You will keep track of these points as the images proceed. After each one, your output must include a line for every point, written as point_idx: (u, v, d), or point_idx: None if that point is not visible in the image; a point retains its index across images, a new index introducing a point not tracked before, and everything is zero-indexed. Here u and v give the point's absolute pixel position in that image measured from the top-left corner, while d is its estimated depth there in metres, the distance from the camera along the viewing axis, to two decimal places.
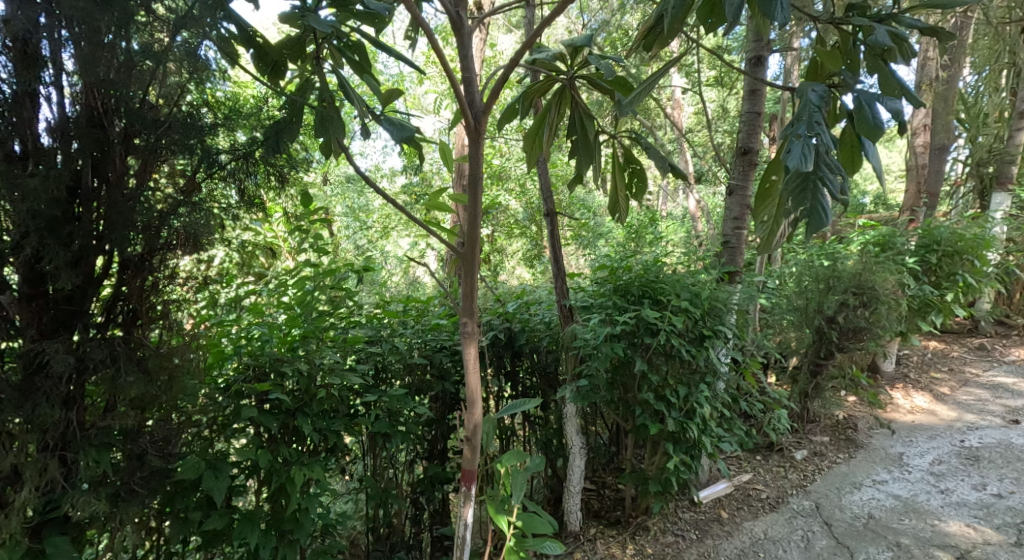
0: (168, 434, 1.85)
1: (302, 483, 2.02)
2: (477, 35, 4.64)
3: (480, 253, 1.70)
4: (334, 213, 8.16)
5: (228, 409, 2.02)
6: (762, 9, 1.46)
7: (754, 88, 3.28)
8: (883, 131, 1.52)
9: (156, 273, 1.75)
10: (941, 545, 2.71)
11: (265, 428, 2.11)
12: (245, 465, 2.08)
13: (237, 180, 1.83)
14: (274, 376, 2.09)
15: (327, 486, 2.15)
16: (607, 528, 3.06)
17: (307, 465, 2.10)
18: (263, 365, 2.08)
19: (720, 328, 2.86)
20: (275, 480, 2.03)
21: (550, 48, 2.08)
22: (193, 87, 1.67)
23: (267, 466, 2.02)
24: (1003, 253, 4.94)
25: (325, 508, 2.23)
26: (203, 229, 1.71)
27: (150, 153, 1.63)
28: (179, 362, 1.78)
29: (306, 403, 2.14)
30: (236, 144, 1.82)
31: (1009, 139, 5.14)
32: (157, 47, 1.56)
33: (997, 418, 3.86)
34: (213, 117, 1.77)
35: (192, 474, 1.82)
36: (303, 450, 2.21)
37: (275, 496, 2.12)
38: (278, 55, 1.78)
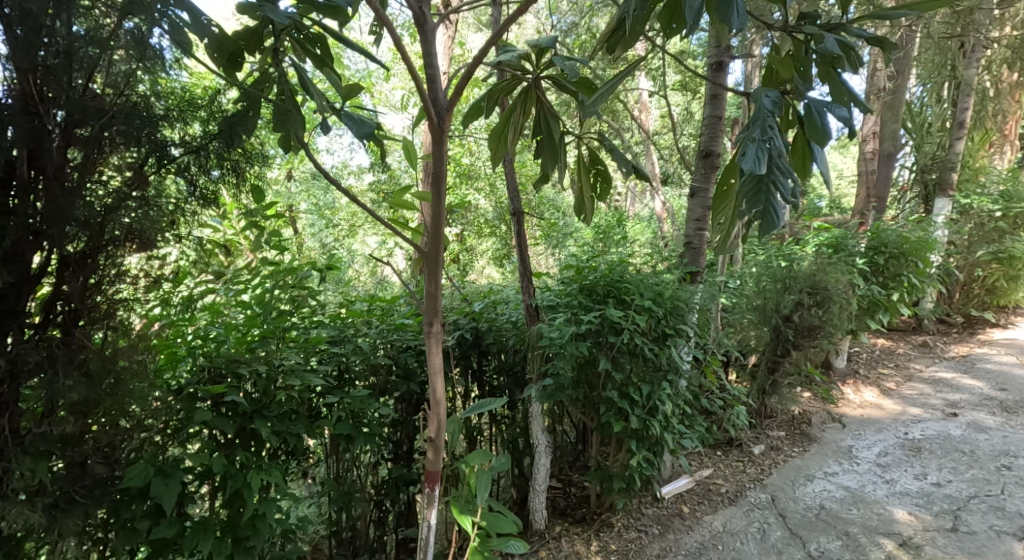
0: (113, 440, 1.82)
1: (259, 488, 2.00)
2: (444, 34, 4.63)
3: (444, 254, 1.72)
4: (299, 211, 8.03)
5: (181, 413, 1.99)
6: (719, 15, 1.51)
7: (715, 93, 3.37)
8: (830, 137, 1.60)
9: (101, 272, 1.71)
10: (886, 533, 2.84)
11: (220, 432, 2.08)
12: (198, 471, 2.04)
13: (189, 177, 1.80)
14: (231, 378, 2.07)
15: (287, 490, 2.13)
16: (572, 526, 3.10)
17: (265, 469, 2.08)
18: (219, 366, 2.06)
19: (681, 327, 2.94)
20: (231, 485, 2.00)
21: (516, 48, 2.05)
22: (145, 75, 1.66)
23: (221, 471, 1.99)
24: (944, 256, 5.23)
25: (284, 513, 2.20)
26: (151, 226, 1.71)
27: (94, 146, 1.60)
28: (125, 364, 1.77)
29: (264, 405, 2.12)
30: (189, 135, 1.79)
31: (951, 147, 5.40)
32: (103, 32, 1.53)
33: (937, 411, 4.05)
34: (165, 106, 1.74)
35: (139, 481, 1.79)
36: (263, 454, 2.19)
37: (232, 502, 2.09)
38: (234, 46, 1.71)
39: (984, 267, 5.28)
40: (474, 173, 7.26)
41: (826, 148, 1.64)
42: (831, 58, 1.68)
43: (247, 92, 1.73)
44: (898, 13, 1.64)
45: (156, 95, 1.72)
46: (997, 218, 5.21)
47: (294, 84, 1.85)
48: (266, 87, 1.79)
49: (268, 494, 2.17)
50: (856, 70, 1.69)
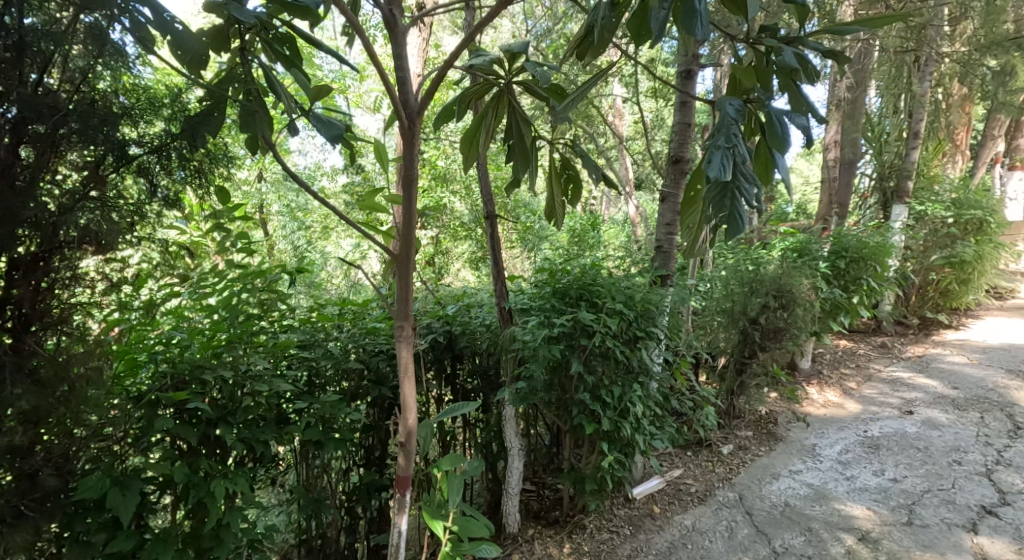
0: (66, 450, 1.76)
1: (223, 497, 1.98)
2: (418, 36, 4.62)
3: (415, 257, 1.73)
4: (271, 212, 7.91)
5: (140, 421, 1.97)
6: (685, 25, 1.56)
7: (685, 100, 3.45)
8: (789, 144, 1.68)
9: (54, 274, 1.66)
10: (847, 528, 2.93)
11: (182, 440, 2.06)
12: (159, 480, 2.02)
13: (151, 177, 1.81)
14: (195, 384, 2.05)
15: (253, 500, 2.10)
16: (545, 528, 3.12)
17: (229, 478, 2.06)
18: (182, 373, 2.04)
19: (652, 330, 2.99)
20: (193, 495, 1.98)
21: (488, 53, 2.08)
22: (104, 71, 1.64)
23: (184, 481, 1.97)
24: (901, 260, 5.50)
25: (250, 522, 2.17)
26: (110, 230, 1.68)
27: (48, 144, 1.57)
28: (79, 371, 1.71)
29: (229, 412, 2.11)
30: (150, 135, 1.79)
31: (907, 157, 5.63)
32: (57, 26, 1.49)
33: (895, 409, 4.20)
34: (131, 100, 1.75)
35: (94, 494, 1.75)
36: (227, 463, 2.16)
37: (195, 512, 2.06)
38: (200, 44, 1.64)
39: (937, 271, 5.56)
40: (450, 175, 7.27)
41: (787, 155, 1.70)
42: (789, 69, 1.74)
43: (211, 91, 1.72)
44: (851, 28, 1.71)
45: (113, 88, 1.69)
46: (950, 224, 5.44)
47: (263, 85, 1.84)
48: (229, 87, 1.77)
49: (234, 503, 2.15)
50: (813, 82, 1.75)
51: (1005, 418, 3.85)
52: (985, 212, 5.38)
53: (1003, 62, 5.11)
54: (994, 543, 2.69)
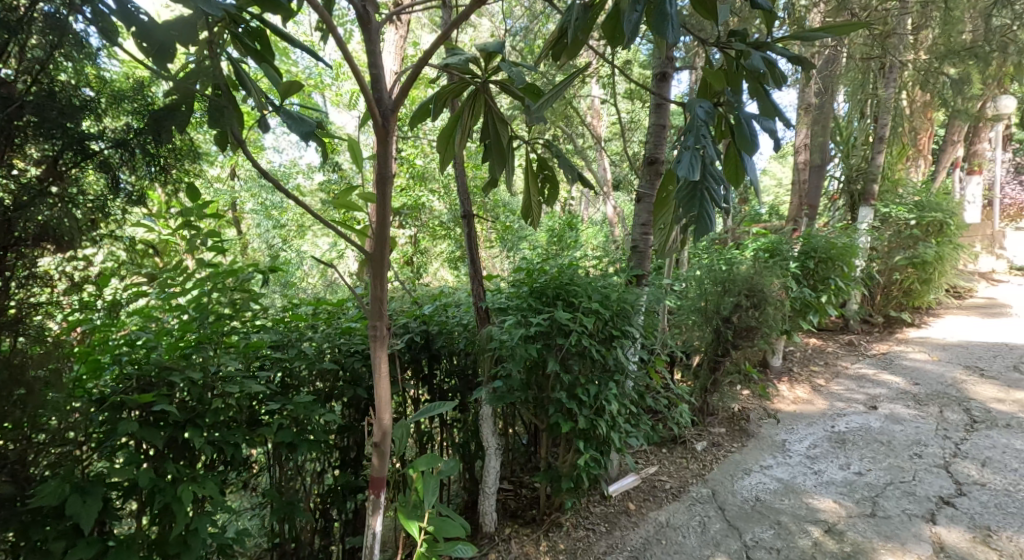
0: (23, 455, 1.73)
1: (190, 502, 1.94)
2: (395, 33, 4.58)
3: (389, 256, 1.73)
4: (244, 210, 7.80)
5: (104, 425, 1.93)
6: (656, 28, 1.59)
7: (660, 102, 3.49)
8: (756, 146, 1.73)
9: (9, 273, 1.63)
10: (814, 520, 3.01)
11: (148, 444, 2.02)
12: (124, 486, 1.98)
13: (113, 171, 1.77)
14: (161, 386, 2.02)
15: (222, 504, 2.08)
16: (521, 527, 3.14)
17: (197, 481, 2.03)
18: (148, 374, 2.00)
19: (627, 329, 3.03)
20: (159, 500, 1.94)
21: (464, 51, 2.08)
22: (67, 63, 1.64)
23: (149, 485, 1.94)
24: (867, 260, 5.65)
25: (219, 527, 2.14)
26: (66, 230, 1.66)
27: (4, 138, 1.55)
28: (36, 373, 1.68)
29: (197, 414, 2.07)
30: (113, 130, 1.77)
31: (872, 160, 5.76)
32: (14, 16, 1.49)
33: (860, 405, 4.32)
34: (96, 90, 1.77)
35: (52, 500, 1.72)
36: (195, 467, 2.13)
37: (161, 518, 2.02)
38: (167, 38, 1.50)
39: (901, 271, 5.73)
40: (428, 174, 7.25)
41: (755, 158, 1.76)
42: (757, 73, 1.78)
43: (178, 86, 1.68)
44: (817, 34, 1.76)
45: (76, 80, 1.70)
46: (913, 226, 5.62)
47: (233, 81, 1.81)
48: (196, 82, 1.69)
49: (203, 508, 2.12)
50: (780, 87, 1.80)
51: (962, 412, 3.98)
52: (946, 214, 5.57)
53: (961, 70, 5.27)
54: (951, 532, 2.79)
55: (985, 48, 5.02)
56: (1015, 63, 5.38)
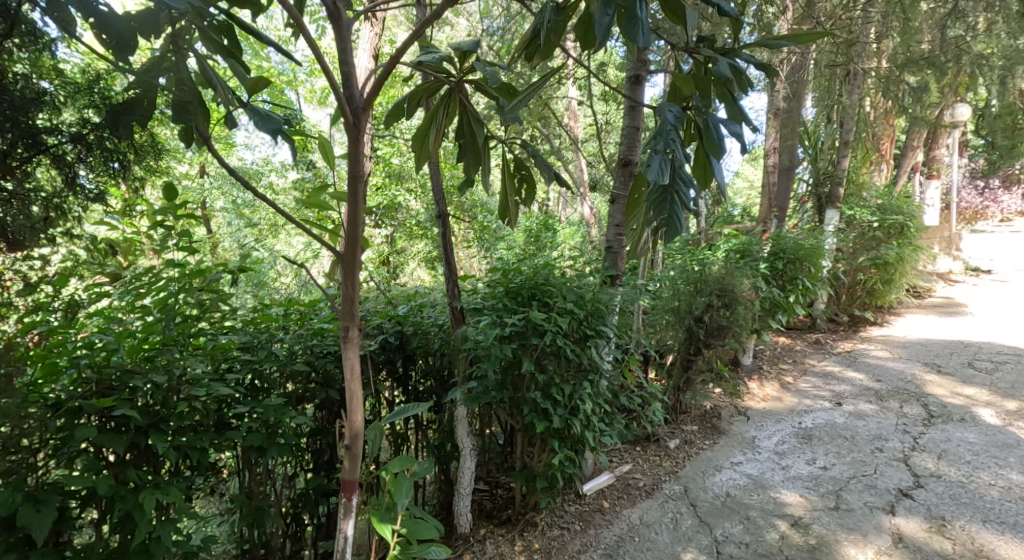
0: None
1: (153, 509, 1.90)
2: (370, 31, 4.51)
3: (360, 257, 1.73)
4: (215, 208, 7.68)
5: (61, 431, 1.87)
6: (627, 32, 1.61)
7: (634, 105, 3.53)
8: (724, 150, 1.77)
9: None
10: (781, 515, 3.09)
11: (108, 451, 1.97)
12: (82, 495, 1.93)
13: (67, 165, 1.80)
14: (121, 390, 1.97)
15: (186, 511, 2.04)
16: (496, 527, 3.15)
17: (161, 489, 1.99)
18: (109, 378, 1.95)
19: (602, 328, 3.06)
20: (121, 508, 1.90)
21: (438, 51, 2.08)
22: (23, 54, 1.68)
23: (109, 493, 1.90)
24: (833, 261, 5.81)
25: (184, 535, 2.10)
26: (26, 232, 1.72)
27: None
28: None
29: (161, 419, 2.04)
30: (67, 124, 1.79)
31: (838, 164, 5.90)
32: None
33: (826, 401, 4.44)
34: (53, 84, 1.77)
35: (3, 510, 1.68)
36: (159, 473, 2.10)
37: (121, 527, 1.98)
38: (127, 28, 1.50)
39: (865, 271, 5.92)
40: (405, 174, 7.23)
41: (723, 162, 1.80)
42: (725, 80, 1.82)
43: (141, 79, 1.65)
44: (781, 43, 1.80)
45: (36, 72, 1.72)
46: (875, 228, 5.82)
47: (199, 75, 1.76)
48: (158, 76, 1.64)
49: (167, 516, 2.08)
50: (746, 92, 1.85)
51: (920, 407, 4.12)
52: (906, 217, 5.75)
53: (920, 78, 5.43)
54: (909, 522, 2.88)
55: (942, 58, 5.13)
56: (970, 73, 5.57)
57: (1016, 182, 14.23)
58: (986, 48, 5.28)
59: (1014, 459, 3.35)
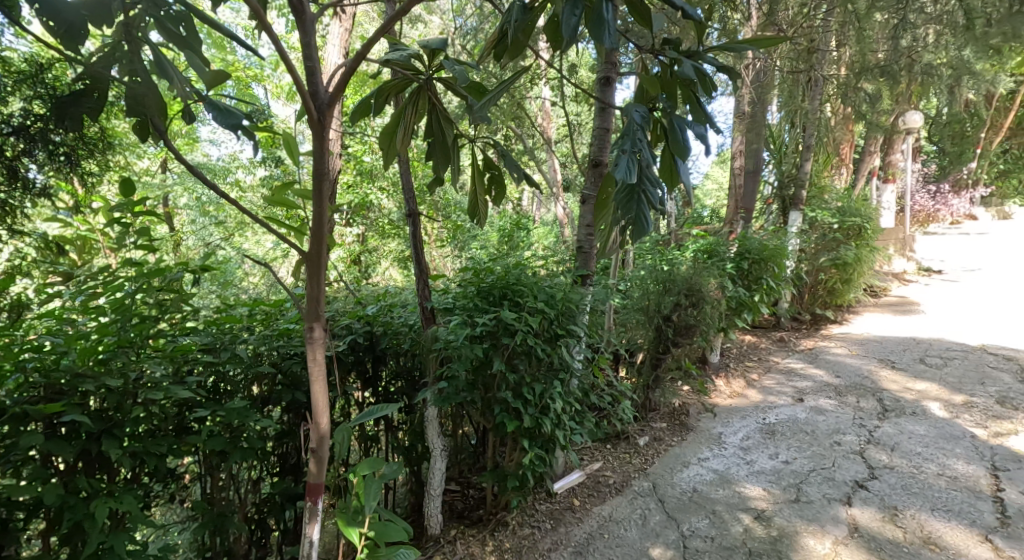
0: None
1: (105, 518, 1.85)
2: (339, 26, 4.46)
3: (326, 256, 1.70)
4: (178, 205, 7.53)
5: (7, 438, 1.81)
6: (594, 32, 1.63)
7: (604, 106, 3.56)
8: (689, 151, 1.81)
9: None
10: (745, 508, 3.15)
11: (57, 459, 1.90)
12: (29, 504, 1.88)
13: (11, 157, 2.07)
14: (71, 395, 1.90)
15: (142, 519, 1.98)
16: (467, 528, 3.15)
17: (115, 497, 1.94)
18: (57, 383, 1.88)
19: (572, 328, 3.08)
20: (71, 517, 1.84)
21: (406, 48, 2.07)
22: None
23: (57, 503, 1.84)
24: (796, 261, 5.97)
25: (140, 543, 2.05)
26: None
27: None
28: None
29: (115, 424, 1.98)
30: (12, 115, 2.06)
31: (801, 168, 6.07)
32: None
33: (789, 397, 4.56)
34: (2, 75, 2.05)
35: None
36: (113, 481, 2.05)
37: (71, 537, 1.92)
38: (75, 17, 1.46)
39: (825, 271, 6.10)
40: (376, 172, 7.18)
41: (688, 163, 1.83)
42: (690, 82, 1.85)
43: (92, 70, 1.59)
44: (743, 47, 1.84)
45: None
46: (836, 230, 6.01)
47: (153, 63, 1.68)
48: (114, 67, 1.60)
49: (121, 525, 2.02)
50: (710, 95, 1.87)
51: (875, 401, 4.26)
52: (864, 218, 5.95)
53: (876, 86, 5.59)
54: (864, 512, 2.98)
55: (894, 67, 5.25)
56: (921, 82, 5.76)
57: (965, 187, 14.84)
58: (936, 58, 5.46)
59: (960, 449, 3.49)
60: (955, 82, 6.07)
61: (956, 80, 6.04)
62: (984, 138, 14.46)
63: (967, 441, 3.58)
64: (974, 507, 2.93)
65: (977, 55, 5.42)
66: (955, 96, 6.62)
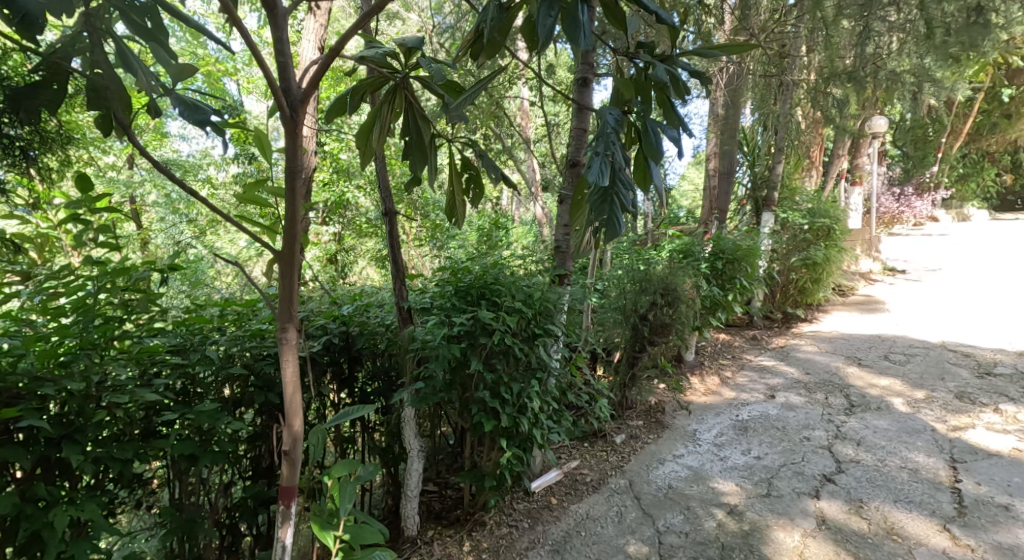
0: None
1: (64, 527, 1.82)
2: (314, 22, 4.41)
3: (298, 255, 1.68)
4: (146, 202, 7.36)
5: None
6: (570, 34, 1.64)
7: (581, 107, 3.57)
8: (661, 154, 1.83)
9: None
10: (718, 504, 3.21)
11: (14, 466, 1.86)
12: None
13: None
14: (30, 399, 1.85)
15: (104, 527, 1.95)
16: (445, 528, 3.14)
17: (75, 505, 1.91)
18: (15, 387, 1.82)
19: (549, 327, 3.10)
20: (29, 526, 1.81)
21: (382, 46, 2.05)
22: None
23: (14, 513, 1.81)
24: (768, 261, 6.09)
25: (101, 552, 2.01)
26: None
27: None
28: None
29: (77, 429, 1.94)
30: None
31: (773, 170, 6.18)
32: None
33: (760, 394, 4.64)
34: None
35: None
36: (74, 488, 2.00)
37: (30, 546, 1.88)
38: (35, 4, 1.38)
39: (796, 271, 6.22)
40: (352, 170, 7.12)
41: (660, 166, 1.86)
42: (663, 86, 1.88)
43: (52, 62, 1.54)
44: (716, 53, 1.87)
45: None
46: (806, 231, 6.13)
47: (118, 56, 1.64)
48: (74, 59, 1.56)
49: (82, 533, 1.99)
50: (682, 99, 1.90)
51: (843, 397, 4.37)
52: (833, 220, 6.09)
53: (843, 91, 5.68)
54: (831, 505, 3.05)
55: (860, 73, 5.19)
56: (885, 88, 5.87)
57: (928, 190, 15.32)
58: (900, 65, 5.57)
59: (921, 442, 3.60)
60: (917, 88, 6.21)
61: (918, 86, 6.17)
62: (944, 143, 14.91)
63: (928, 434, 3.69)
64: (934, 498, 3.03)
65: (938, 63, 5.55)
66: (917, 102, 6.78)
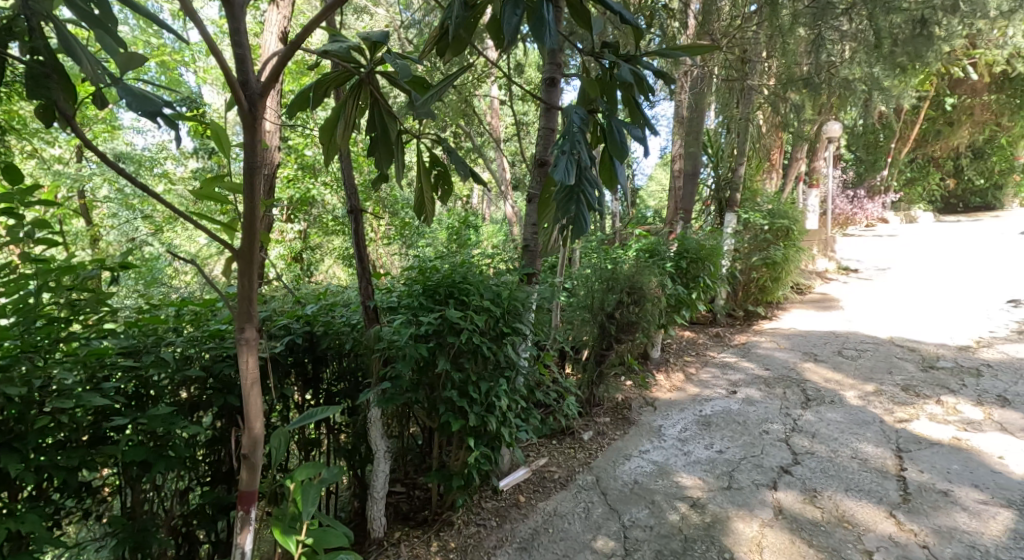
0: None
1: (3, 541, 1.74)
2: (277, 14, 4.30)
3: (257, 254, 1.64)
4: (97, 197, 7.07)
5: None
6: (536, 33, 1.64)
7: (549, 107, 3.58)
8: (626, 153, 1.85)
9: None
10: (682, 497, 3.26)
11: None
12: None
13: None
14: None
15: (47, 539, 1.88)
16: (412, 529, 3.12)
17: (15, 517, 1.83)
18: None
19: (518, 326, 3.10)
20: None
21: (346, 40, 2.02)
22: None
23: None
24: (731, 260, 6.22)
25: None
26: None
27: None
28: None
29: (19, 437, 1.86)
30: None
31: (734, 172, 6.32)
32: None
33: (723, 389, 4.74)
34: None
35: None
36: (16, 498, 1.93)
37: None
38: None
39: (757, 270, 6.38)
40: (318, 167, 7.00)
41: (625, 165, 1.88)
42: (628, 85, 1.89)
43: None
44: (679, 53, 1.89)
45: None
46: (766, 231, 6.30)
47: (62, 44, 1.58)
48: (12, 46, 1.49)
49: (24, 545, 1.91)
50: (646, 99, 1.92)
51: (801, 391, 4.49)
52: (791, 220, 6.27)
53: (800, 97, 5.85)
54: (788, 496, 3.14)
55: (815, 80, 5.40)
56: (838, 95, 6.06)
57: (881, 192, 15.94)
58: (851, 73, 5.77)
59: (871, 433, 3.74)
60: (867, 96, 6.44)
61: (868, 93, 6.40)
62: (894, 148, 15.54)
63: (877, 425, 3.83)
64: (881, 486, 3.14)
65: (886, 72, 5.75)
66: (868, 109, 7.03)
